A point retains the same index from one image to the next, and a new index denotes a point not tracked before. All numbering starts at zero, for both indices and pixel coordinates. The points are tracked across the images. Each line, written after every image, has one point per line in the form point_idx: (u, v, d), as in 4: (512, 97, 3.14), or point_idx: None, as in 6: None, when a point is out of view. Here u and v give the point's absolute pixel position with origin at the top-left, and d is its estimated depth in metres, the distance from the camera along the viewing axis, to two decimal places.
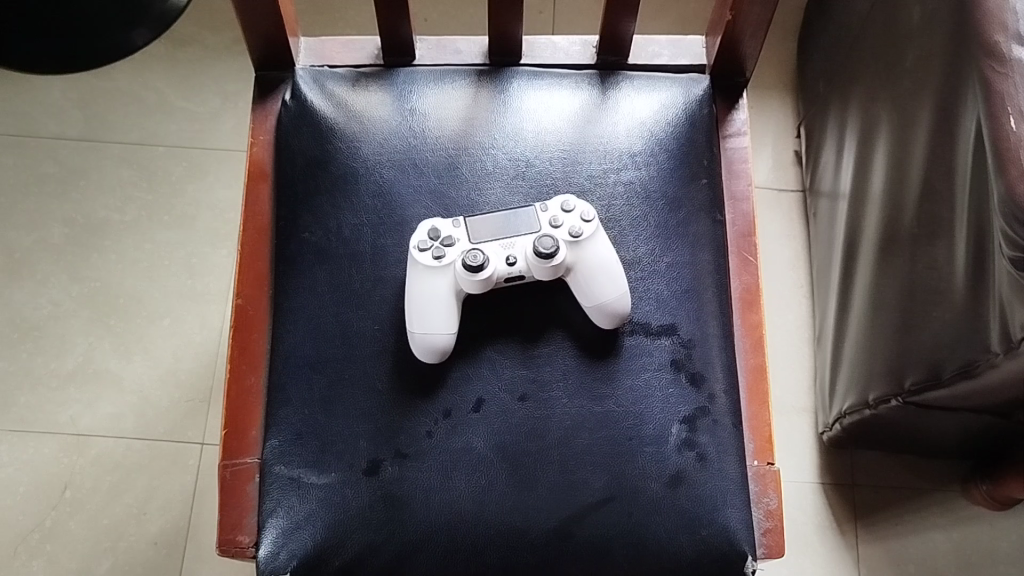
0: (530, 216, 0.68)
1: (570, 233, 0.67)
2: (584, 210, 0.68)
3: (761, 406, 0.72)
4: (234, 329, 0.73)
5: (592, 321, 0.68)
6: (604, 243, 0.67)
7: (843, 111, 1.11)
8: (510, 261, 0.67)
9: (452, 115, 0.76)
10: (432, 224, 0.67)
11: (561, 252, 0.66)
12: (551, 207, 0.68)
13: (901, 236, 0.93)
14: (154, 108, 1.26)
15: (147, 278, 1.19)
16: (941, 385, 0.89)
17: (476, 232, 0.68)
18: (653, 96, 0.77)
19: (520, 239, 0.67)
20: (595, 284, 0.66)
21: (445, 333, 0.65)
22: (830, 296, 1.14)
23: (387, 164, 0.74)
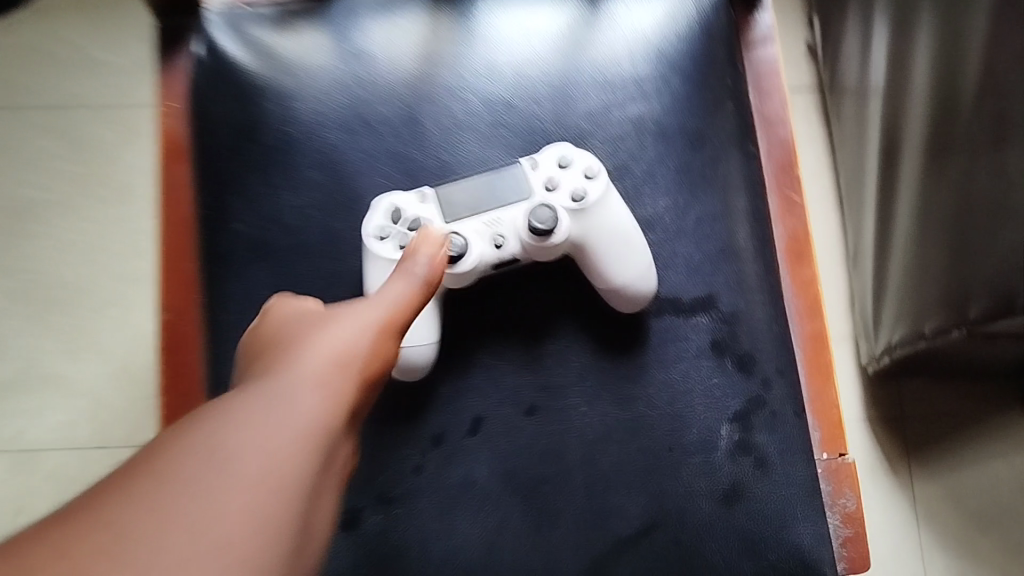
0: (518, 177, 0.54)
1: (573, 198, 0.53)
2: (586, 163, 0.54)
3: (826, 383, 0.58)
4: (163, 352, 0.58)
5: (608, 305, 0.55)
6: (616, 204, 0.54)
7: None
8: (498, 242, 0.53)
9: (405, 53, 0.60)
10: (392, 202, 0.53)
11: (563, 224, 0.53)
12: (545, 164, 0.54)
13: (956, 137, 0.76)
14: (42, 56, 1.04)
15: (67, 261, 1.00)
16: (1011, 317, 0.74)
17: (451, 206, 0.54)
18: (655, 3, 0.62)
19: (509, 210, 0.54)
20: (609, 261, 0.53)
21: (426, 345, 0.52)
22: (865, 210, 0.98)
23: (332, 126, 0.59)
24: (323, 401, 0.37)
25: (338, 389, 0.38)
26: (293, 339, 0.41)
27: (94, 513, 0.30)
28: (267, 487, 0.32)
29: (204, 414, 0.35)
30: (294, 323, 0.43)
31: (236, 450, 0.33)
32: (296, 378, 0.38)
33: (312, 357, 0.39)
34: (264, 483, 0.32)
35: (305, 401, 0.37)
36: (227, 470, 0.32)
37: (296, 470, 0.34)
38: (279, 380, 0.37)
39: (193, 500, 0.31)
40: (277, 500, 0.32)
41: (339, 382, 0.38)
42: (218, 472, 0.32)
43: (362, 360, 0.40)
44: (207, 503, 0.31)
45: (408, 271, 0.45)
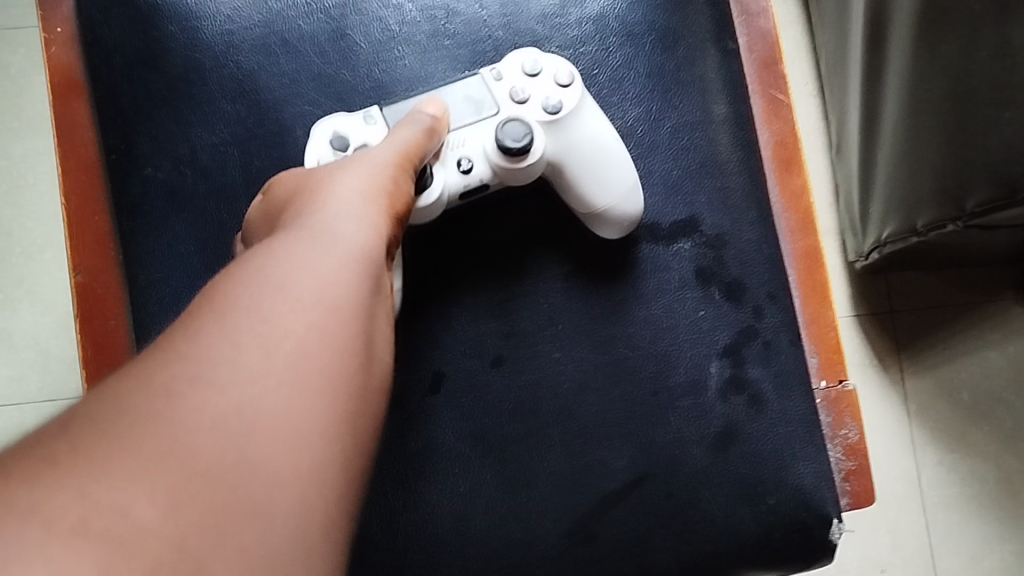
0: (481, 90, 0.48)
1: (546, 110, 0.47)
2: (557, 71, 0.47)
3: (823, 304, 0.52)
4: (80, 319, 0.51)
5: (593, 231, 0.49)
6: (594, 113, 0.47)
7: None
8: (464, 166, 0.46)
9: None
10: (335, 129, 0.46)
11: (537, 141, 0.46)
12: (511, 74, 0.48)
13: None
14: None
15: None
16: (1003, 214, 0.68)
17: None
18: None
19: (473, 129, 0.47)
20: (591, 180, 0.47)
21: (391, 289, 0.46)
22: (850, 89, 0.86)
23: (246, 48, 0.51)
24: (368, 230, 0.37)
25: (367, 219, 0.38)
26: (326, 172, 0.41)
27: (171, 348, 0.30)
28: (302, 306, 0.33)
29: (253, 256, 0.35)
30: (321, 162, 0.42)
31: (290, 276, 0.33)
32: (333, 209, 0.37)
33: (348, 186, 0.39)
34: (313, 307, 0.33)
35: (346, 230, 0.37)
36: (283, 296, 0.33)
37: (351, 293, 0.35)
38: (318, 215, 0.37)
39: (257, 322, 0.32)
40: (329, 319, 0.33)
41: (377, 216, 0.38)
42: (277, 300, 0.32)
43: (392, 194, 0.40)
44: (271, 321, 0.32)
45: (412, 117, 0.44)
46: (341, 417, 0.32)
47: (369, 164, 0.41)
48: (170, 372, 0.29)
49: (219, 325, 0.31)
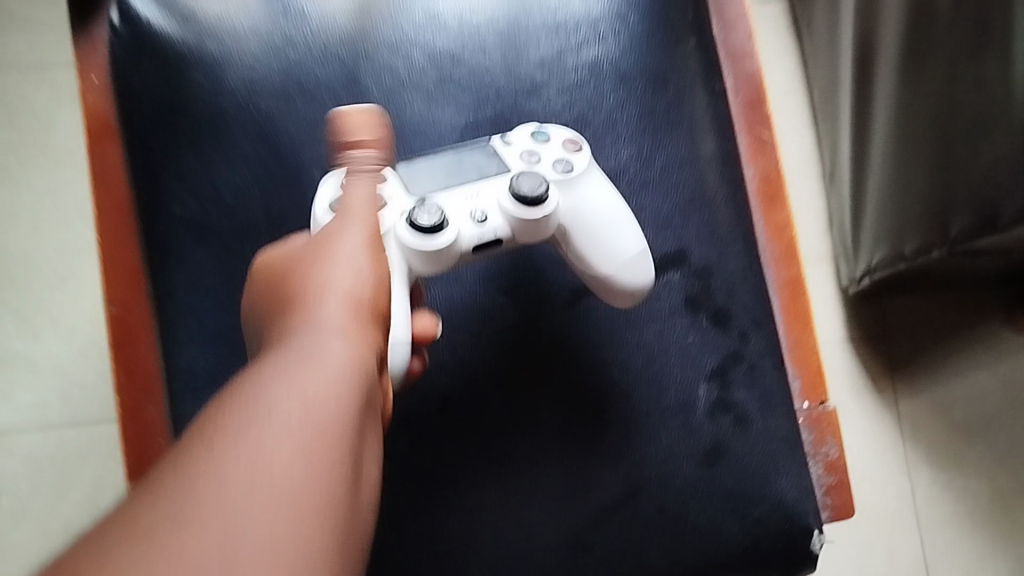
0: (492, 154, 0.50)
1: (559, 170, 0.50)
2: (565, 137, 0.51)
3: (806, 330, 0.55)
4: (114, 347, 0.55)
5: (603, 297, 0.51)
6: (601, 178, 0.51)
7: None
8: (479, 217, 0.48)
9: (341, 7, 0.56)
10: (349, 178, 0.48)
11: (552, 195, 0.49)
12: (520, 140, 0.51)
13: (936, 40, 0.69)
14: None
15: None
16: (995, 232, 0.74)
17: (414, 182, 0.49)
18: None
19: (489, 184, 0.49)
20: (603, 239, 0.49)
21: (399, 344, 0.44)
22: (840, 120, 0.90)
23: (266, 93, 0.55)
24: (352, 343, 0.37)
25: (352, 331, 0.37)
26: (317, 271, 0.40)
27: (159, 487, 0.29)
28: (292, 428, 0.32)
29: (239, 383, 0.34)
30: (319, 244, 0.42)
31: (276, 402, 0.33)
32: (321, 324, 0.37)
33: (340, 299, 0.38)
34: (301, 429, 0.32)
35: (333, 346, 0.36)
36: (270, 421, 0.32)
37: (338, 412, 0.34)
38: (308, 334, 0.36)
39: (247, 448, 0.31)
40: (318, 440, 0.32)
41: (362, 328, 0.38)
42: (271, 425, 0.32)
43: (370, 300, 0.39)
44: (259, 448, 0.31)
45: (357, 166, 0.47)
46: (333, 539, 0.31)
47: (358, 268, 0.40)
48: (156, 512, 0.28)
49: (206, 459, 0.30)
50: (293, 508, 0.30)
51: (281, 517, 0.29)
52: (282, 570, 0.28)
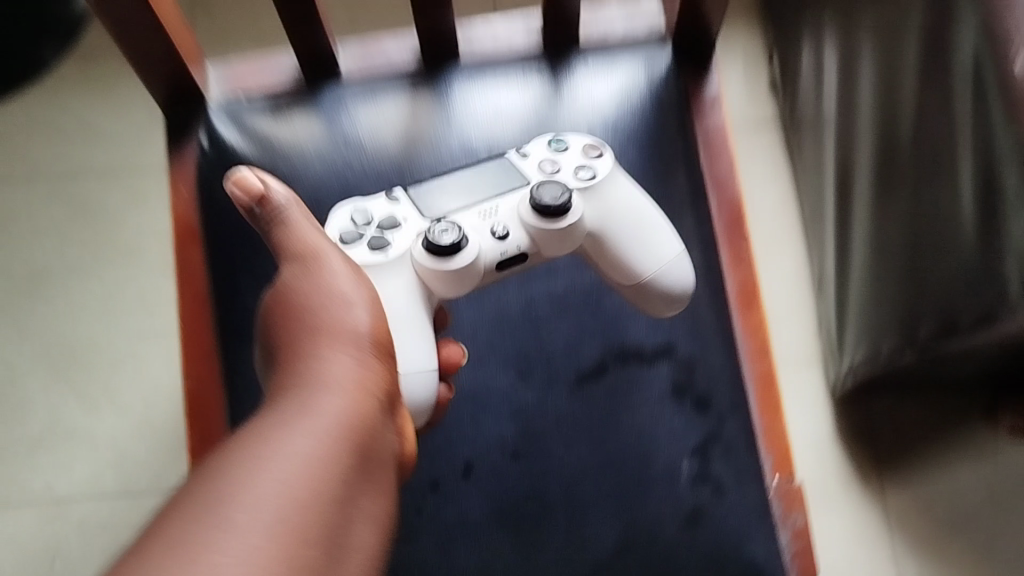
0: (513, 168, 0.61)
1: (581, 176, 0.61)
2: (584, 145, 0.62)
3: (776, 415, 0.64)
4: (190, 416, 0.64)
5: (649, 311, 0.62)
6: (619, 181, 0.62)
7: (818, 23, 0.97)
8: (498, 233, 0.58)
9: (391, 136, 0.68)
10: (365, 208, 0.59)
11: (576, 202, 0.59)
12: (538, 153, 0.62)
13: (901, 168, 0.81)
14: (55, 134, 1.10)
15: (61, 314, 1.03)
16: (960, 336, 0.80)
17: (431, 206, 0.60)
18: (612, 80, 0.70)
19: (507, 201, 0.60)
20: (630, 242, 0.60)
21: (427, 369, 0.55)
22: (825, 234, 1.01)
23: (327, 207, 0.66)
24: (350, 393, 0.44)
25: (354, 386, 0.44)
26: (316, 331, 0.47)
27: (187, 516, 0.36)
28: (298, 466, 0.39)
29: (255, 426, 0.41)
30: (305, 293, 0.48)
31: (288, 441, 0.40)
32: (326, 379, 0.44)
33: (339, 352, 0.46)
34: (307, 469, 0.39)
35: (336, 396, 0.43)
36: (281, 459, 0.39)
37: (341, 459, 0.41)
38: (311, 385, 0.43)
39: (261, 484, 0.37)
40: (320, 478, 0.39)
41: (362, 382, 0.45)
42: (277, 459, 0.39)
43: (368, 357, 0.47)
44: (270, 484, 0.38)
45: (288, 212, 0.51)
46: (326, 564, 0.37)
47: (355, 326, 0.47)
48: (183, 540, 0.35)
49: (222, 492, 0.37)
50: (294, 519, 0.37)
51: (285, 523, 0.37)
52: None
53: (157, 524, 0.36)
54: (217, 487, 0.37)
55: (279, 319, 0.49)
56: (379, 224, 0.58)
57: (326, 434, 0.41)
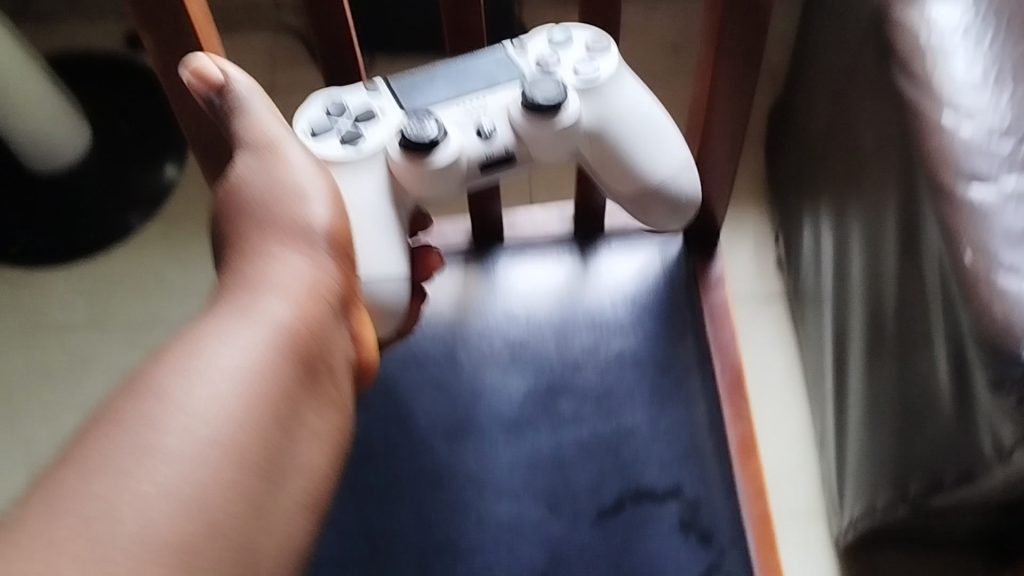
0: (507, 58, 0.70)
1: (575, 76, 0.70)
2: (581, 41, 0.70)
3: (771, 552, 0.74)
4: None
5: (651, 213, 0.75)
6: (613, 87, 0.71)
7: (816, 210, 1.11)
8: (483, 132, 0.68)
9: (445, 303, 0.82)
10: (343, 100, 0.69)
11: (569, 103, 0.69)
12: (531, 47, 0.70)
13: (886, 341, 0.92)
14: (137, 287, 1.31)
15: None
16: (944, 493, 0.88)
17: (412, 98, 0.69)
18: (631, 260, 0.83)
19: (495, 96, 0.69)
20: (618, 137, 0.71)
21: (398, 277, 0.67)
22: (824, 397, 1.13)
23: (391, 362, 0.79)
24: (286, 311, 0.52)
25: (295, 304, 0.53)
26: (267, 248, 0.56)
27: (121, 421, 0.45)
28: (227, 379, 0.47)
29: (195, 332, 0.50)
30: (260, 204, 0.58)
31: (220, 357, 0.48)
32: (266, 295, 0.53)
33: (289, 262, 0.55)
34: (236, 389, 0.47)
35: (275, 312, 0.52)
36: (211, 375, 0.47)
37: (274, 376, 0.49)
38: (256, 299, 0.52)
39: (188, 401, 0.46)
40: (247, 393, 0.48)
41: (303, 299, 0.54)
42: (204, 373, 0.47)
43: (315, 281, 0.55)
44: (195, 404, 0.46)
45: (241, 108, 0.60)
46: (242, 462, 0.46)
47: (304, 229, 0.57)
48: (115, 439, 0.44)
49: (152, 402, 0.45)
50: (242, 423, 0.47)
51: (220, 443, 0.46)
52: (195, 486, 0.44)
53: (118, 399, 0.46)
54: (168, 380, 0.47)
55: (228, 214, 0.59)
56: (355, 115, 0.68)
57: (260, 353, 0.50)
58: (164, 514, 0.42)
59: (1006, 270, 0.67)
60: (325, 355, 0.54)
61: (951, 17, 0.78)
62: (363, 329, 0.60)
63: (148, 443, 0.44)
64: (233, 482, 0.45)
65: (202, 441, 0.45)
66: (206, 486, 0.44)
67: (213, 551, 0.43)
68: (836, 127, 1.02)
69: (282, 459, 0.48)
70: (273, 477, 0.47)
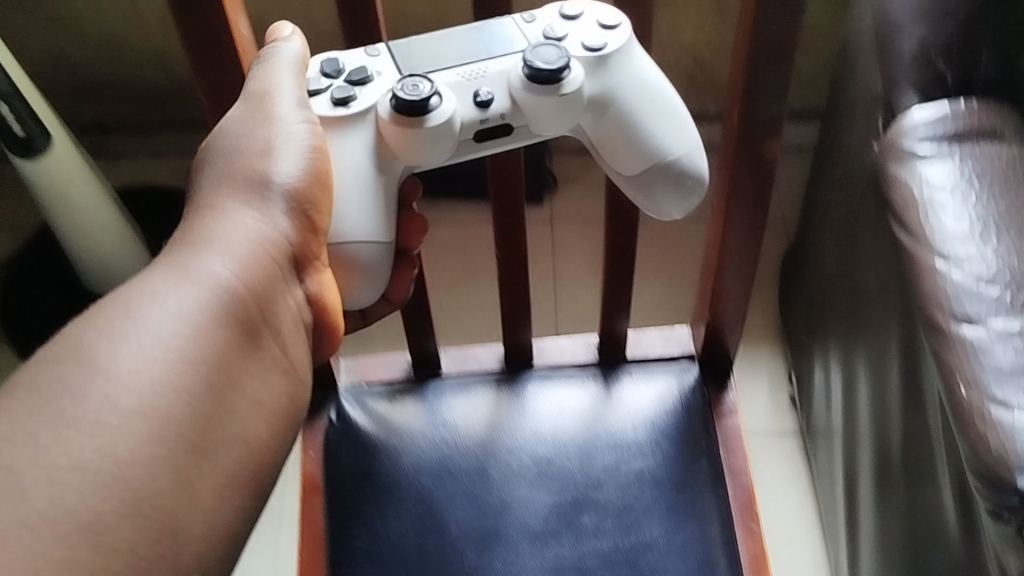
0: (514, 28, 0.67)
1: (586, 47, 0.66)
2: (592, 17, 0.67)
3: None
4: None
5: (655, 200, 0.70)
6: (623, 58, 0.67)
7: (825, 351, 1.18)
8: (483, 98, 0.65)
9: (478, 420, 0.88)
10: (339, 58, 0.66)
11: (574, 71, 0.65)
12: (541, 18, 0.67)
13: (894, 476, 0.96)
14: None
15: None
16: None
17: (409, 62, 0.66)
18: (651, 387, 0.90)
19: (497, 62, 0.66)
20: (626, 113, 0.67)
21: (379, 237, 0.66)
22: (838, 533, 1.16)
23: (426, 473, 0.85)
24: (220, 278, 0.55)
25: (231, 278, 0.56)
26: (218, 221, 0.59)
27: (49, 382, 0.47)
28: (158, 344, 0.50)
29: (128, 297, 0.52)
30: (221, 173, 0.62)
31: (150, 319, 0.51)
32: (203, 263, 0.56)
33: (239, 230, 0.59)
34: (165, 355, 0.50)
35: (209, 277, 0.55)
36: (140, 337, 0.50)
37: (205, 345, 0.52)
38: (194, 267, 0.55)
39: (116, 364, 0.48)
40: (179, 360, 0.50)
41: (240, 270, 0.57)
42: (134, 334, 0.50)
43: (256, 254, 0.58)
44: (123, 365, 0.48)
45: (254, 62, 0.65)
46: (173, 419, 0.48)
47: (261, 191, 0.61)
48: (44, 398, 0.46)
49: (78, 366, 0.47)
50: (170, 390, 0.49)
51: (152, 406, 0.48)
52: (123, 438, 0.46)
53: (48, 355, 0.49)
54: (98, 344, 0.49)
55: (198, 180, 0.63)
56: (351, 76, 0.66)
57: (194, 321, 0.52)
58: (75, 490, 0.43)
59: (998, 404, 0.73)
60: (258, 325, 0.57)
61: (940, 176, 0.85)
62: (319, 290, 0.64)
63: (70, 410, 0.45)
64: (153, 455, 0.47)
65: (124, 413, 0.47)
66: (138, 447, 0.46)
67: (130, 532, 0.44)
68: (843, 273, 1.10)
69: (216, 428, 0.51)
70: (203, 449, 0.49)
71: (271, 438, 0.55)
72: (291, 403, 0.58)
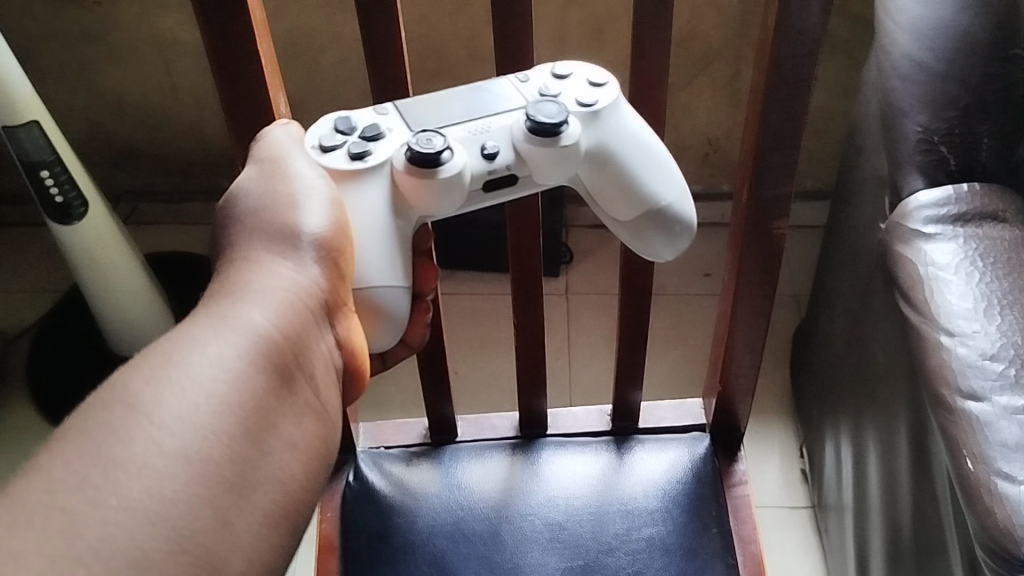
0: (511, 87, 0.67)
1: (581, 103, 0.66)
2: (582, 77, 0.68)
3: None
4: None
5: (659, 245, 0.69)
6: (616, 111, 0.67)
7: (836, 426, 1.19)
8: (489, 151, 0.64)
9: (493, 485, 0.90)
10: (347, 116, 0.65)
11: (574, 126, 0.65)
12: (535, 79, 0.67)
13: (905, 552, 0.97)
14: None
15: None
16: None
17: (416, 119, 0.66)
18: (662, 457, 0.92)
19: (499, 118, 0.65)
20: (629, 165, 0.67)
21: (401, 288, 0.64)
22: None
23: (440, 534, 0.87)
24: (260, 323, 0.53)
25: (270, 322, 0.54)
26: (255, 266, 0.57)
27: (86, 432, 0.45)
28: (197, 391, 0.48)
29: (168, 344, 0.51)
30: (252, 226, 0.60)
31: (191, 367, 0.49)
32: (245, 308, 0.54)
33: (277, 276, 0.57)
34: (202, 400, 0.48)
35: (249, 324, 0.53)
36: (179, 385, 0.48)
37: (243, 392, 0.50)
38: (234, 312, 0.53)
39: (157, 411, 0.47)
40: (216, 407, 0.48)
41: (281, 314, 0.55)
42: (173, 382, 0.48)
43: (296, 297, 0.57)
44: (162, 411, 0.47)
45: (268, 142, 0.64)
46: (213, 467, 0.47)
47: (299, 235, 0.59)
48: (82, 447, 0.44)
49: (119, 416, 0.46)
50: (210, 436, 0.47)
51: (195, 455, 0.46)
52: (164, 486, 0.44)
53: (92, 403, 0.47)
54: (141, 390, 0.47)
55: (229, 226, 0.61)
56: (363, 133, 0.64)
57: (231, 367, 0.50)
58: (122, 528, 0.42)
59: (1003, 477, 0.74)
60: (298, 371, 0.55)
61: (945, 256, 0.88)
62: (348, 335, 0.61)
63: (115, 455, 0.44)
64: (196, 495, 0.45)
65: (169, 455, 0.45)
66: (178, 494, 0.45)
67: (172, 569, 0.43)
68: (852, 349, 1.12)
69: (254, 472, 0.49)
70: (240, 491, 0.48)
71: (305, 480, 0.53)
72: (325, 446, 0.56)
